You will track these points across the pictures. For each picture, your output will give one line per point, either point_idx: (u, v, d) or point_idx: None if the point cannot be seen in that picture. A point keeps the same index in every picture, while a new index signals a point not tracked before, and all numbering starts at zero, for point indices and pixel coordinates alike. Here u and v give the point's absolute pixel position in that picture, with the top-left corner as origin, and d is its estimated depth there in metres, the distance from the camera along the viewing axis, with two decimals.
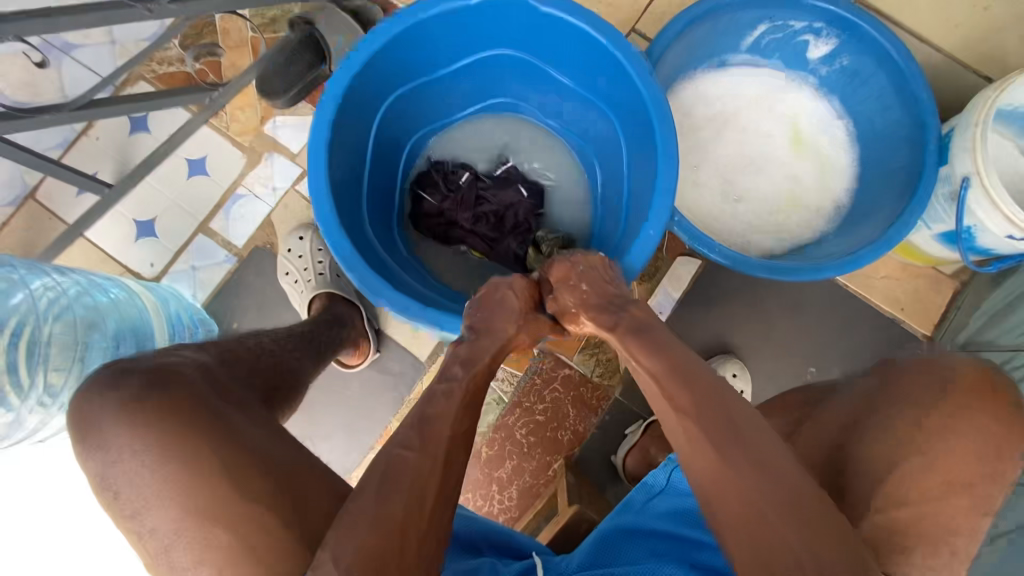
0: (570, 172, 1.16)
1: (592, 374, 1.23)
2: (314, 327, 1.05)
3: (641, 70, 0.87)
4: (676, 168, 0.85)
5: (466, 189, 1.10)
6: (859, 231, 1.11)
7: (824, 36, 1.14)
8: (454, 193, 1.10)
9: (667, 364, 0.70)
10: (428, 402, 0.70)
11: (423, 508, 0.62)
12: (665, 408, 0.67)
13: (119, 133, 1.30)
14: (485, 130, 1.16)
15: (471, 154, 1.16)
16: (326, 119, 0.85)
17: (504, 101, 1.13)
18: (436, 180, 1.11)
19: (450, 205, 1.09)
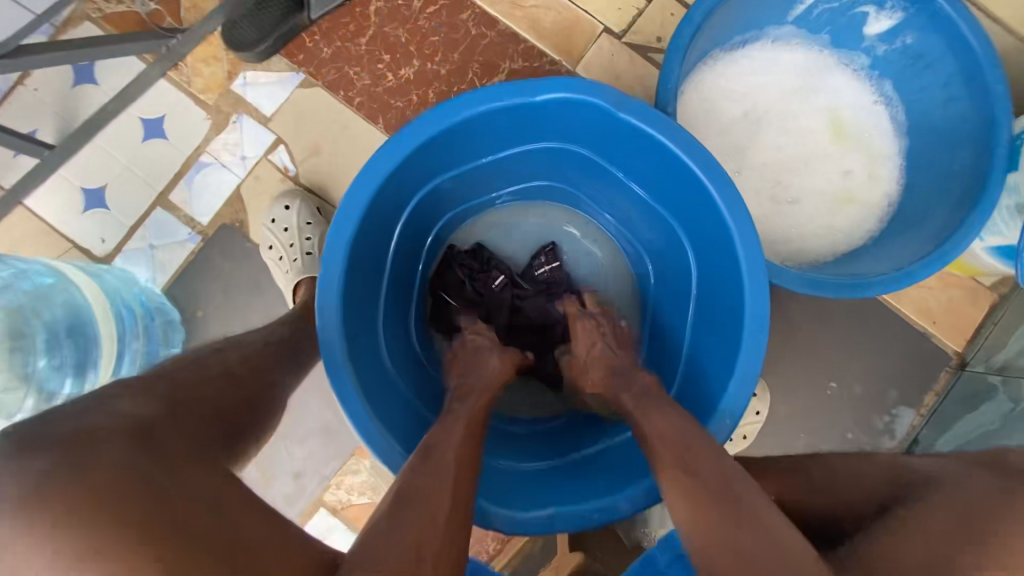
0: (620, 274, 1.06)
1: None
2: (294, 332, 0.95)
3: (733, 206, 0.76)
4: (762, 339, 0.74)
5: (500, 292, 1.01)
6: (908, 239, 0.98)
7: (888, 9, 1.00)
8: (485, 297, 1.01)
9: (670, 426, 0.69)
10: (427, 440, 0.69)
11: (431, 537, 0.57)
12: (670, 468, 0.65)
13: (61, 85, 1.12)
14: (527, 217, 1.06)
15: (510, 243, 1.08)
16: (347, 229, 0.78)
17: (551, 189, 1.02)
18: (462, 280, 1.01)
19: (479, 311, 1.01)
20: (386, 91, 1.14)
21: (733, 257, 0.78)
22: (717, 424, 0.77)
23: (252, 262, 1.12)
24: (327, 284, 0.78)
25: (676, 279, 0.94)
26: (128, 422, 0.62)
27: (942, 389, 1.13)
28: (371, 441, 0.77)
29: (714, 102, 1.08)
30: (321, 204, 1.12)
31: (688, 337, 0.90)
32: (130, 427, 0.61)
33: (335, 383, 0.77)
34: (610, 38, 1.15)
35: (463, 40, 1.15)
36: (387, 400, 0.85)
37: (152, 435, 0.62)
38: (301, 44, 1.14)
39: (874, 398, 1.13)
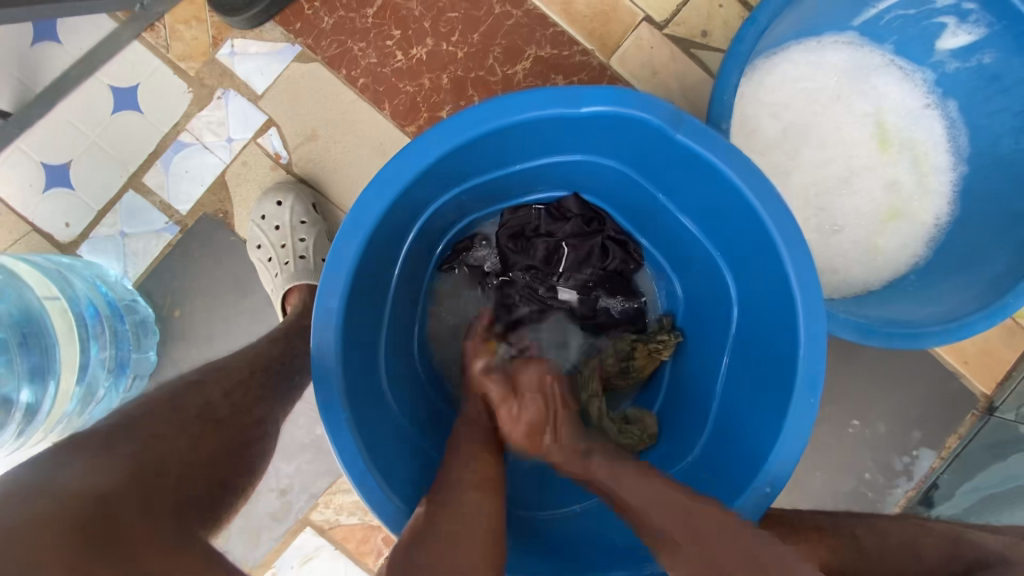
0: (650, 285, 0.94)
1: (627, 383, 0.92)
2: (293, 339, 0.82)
3: (795, 247, 0.66)
4: (814, 404, 0.66)
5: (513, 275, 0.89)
6: (960, 280, 0.89)
7: (971, 22, 0.88)
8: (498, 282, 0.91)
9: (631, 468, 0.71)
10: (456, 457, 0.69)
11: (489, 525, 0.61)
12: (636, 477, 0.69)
13: (17, 42, 0.97)
14: (532, 200, 0.89)
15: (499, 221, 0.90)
16: (348, 254, 0.67)
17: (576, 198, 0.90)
18: (472, 267, 0.90)
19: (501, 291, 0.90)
20: (394, 72, 1.00)
21: (788, 309, 0.69)
22: (753, 493, 0.68)
23: (235, 260, 0.99)
24: (326, 314, 0.67)
25: (710, 311, 0.85)
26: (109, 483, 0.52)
27: (965, 432, 1.07)
28: (373, 497, 0.66)
29: (757, 117, 0.96)
30: (317, 197, 1.00)
31: (721, 386, 0.81)
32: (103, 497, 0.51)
33: (329, 425, 0.65)
34: (650, 29, 1.02)
35: (484, 19, 1.01)
36: (391, 439, 0.74)
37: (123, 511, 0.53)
38: (299, 12, 1.00)
39: (896, 438, 1.08)
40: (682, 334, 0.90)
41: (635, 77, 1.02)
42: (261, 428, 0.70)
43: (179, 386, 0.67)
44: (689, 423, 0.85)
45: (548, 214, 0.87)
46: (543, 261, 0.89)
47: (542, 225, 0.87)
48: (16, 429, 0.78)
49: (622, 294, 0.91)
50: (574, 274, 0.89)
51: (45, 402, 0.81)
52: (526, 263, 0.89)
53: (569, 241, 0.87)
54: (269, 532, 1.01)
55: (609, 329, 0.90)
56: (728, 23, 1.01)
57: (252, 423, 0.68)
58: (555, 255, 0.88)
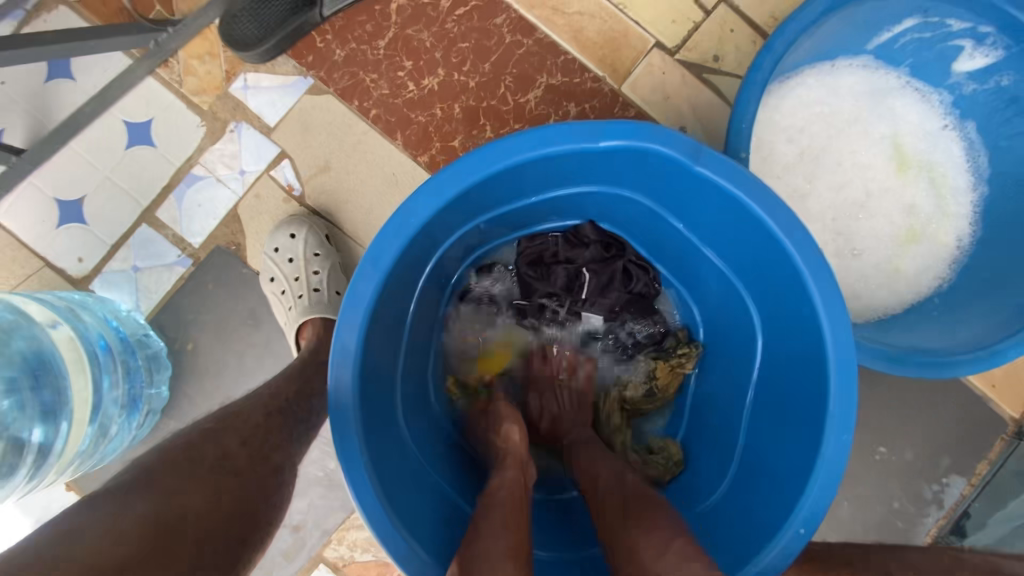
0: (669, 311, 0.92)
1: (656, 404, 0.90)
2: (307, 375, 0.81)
3: (823, 279, 0.65)
4: (847, 441, 0.64)
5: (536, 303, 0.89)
6: (987, 305, 0.87)
7: (988, 45, 0.88)
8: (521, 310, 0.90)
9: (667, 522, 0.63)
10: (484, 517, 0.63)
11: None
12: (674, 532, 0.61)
13: (32, 79, 0.97)
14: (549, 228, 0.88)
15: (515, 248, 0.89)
16: (366, 293, 0.66)
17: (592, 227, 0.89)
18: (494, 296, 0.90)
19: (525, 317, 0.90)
20: (406, 103, 1.00)
21: (816, 341, 0.67)
22: (786, 535, 0.65)
23: (248, 293, 0.99)
24: (344, 353, 0.66)
25: (733, 339, 0.83)
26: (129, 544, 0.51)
27: (995, 458, 1.04)
28: (391, 542, 0.64)
29: (772, 142, 0.95)
30: (329, 228, 0.99)
31: (746, 418, 0.79)
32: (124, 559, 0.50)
33: (347, 468, 0.64)
34: (662, 55, 1.01)
35: (495, 48, 1.01)
36: (408, 477, 0.73)
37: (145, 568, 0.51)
38: (311, 45, 1.00)
39: (924, 465, 1.05)
40: (702, 344, 0.89)
41: (647, 103, 1.01)
42: (277, 472, 0.68)
43: (195, 431, 0.65)
44: (713, 455, 0.82)
45: (566, 241, 0.86)
46: (565, 289, 0.88)
47: (561, 251, 0.86)
48: (29, 472, 0.76)
49: (647, 317, 0.89)
50: (597, 300, 0.88)
51: (57, 442, 0.79)
52: (547, 291, 0.88)
53: (589, 267, 0.86)
54: (282, 570, 0.99)
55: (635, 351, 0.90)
56: (740, 47, 1.01)
57: (271, 469, 0.66)
58: (576, 282, 0.88)
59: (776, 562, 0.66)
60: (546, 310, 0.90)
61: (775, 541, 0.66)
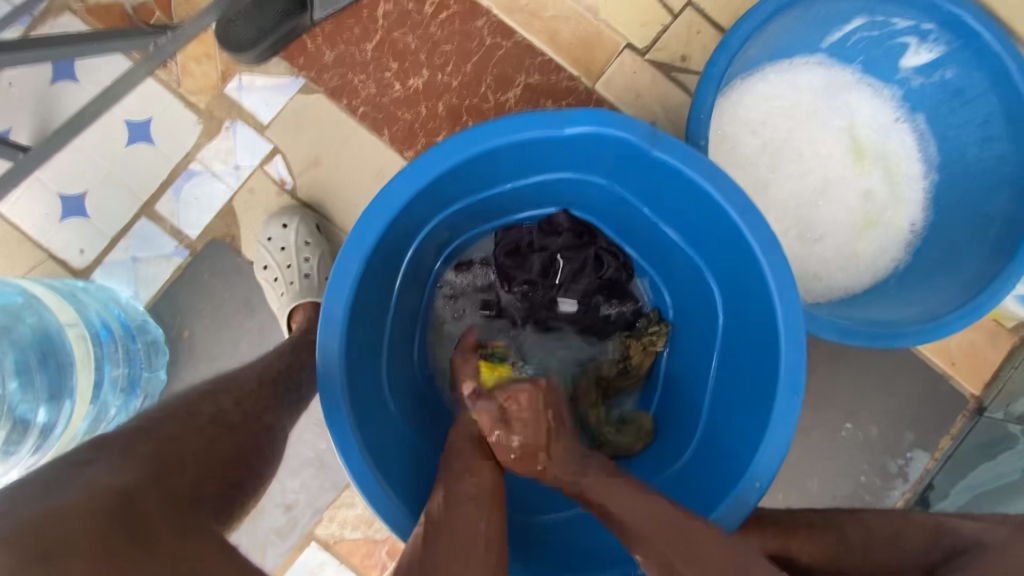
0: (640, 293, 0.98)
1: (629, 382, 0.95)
2: (299, 353, 0.85)
3: (772, 253, 0.70)
4: (798, 401, 0.69)
5: (515, 292, 0.95)
6: (938, 283, 0.93)
7: (930, 41, 0.94)
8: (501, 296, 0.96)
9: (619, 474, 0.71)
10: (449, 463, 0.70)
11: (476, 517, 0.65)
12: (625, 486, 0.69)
13: (38, 81, 1.03)
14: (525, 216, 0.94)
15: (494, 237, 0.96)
16: (351, 268, 0.71)
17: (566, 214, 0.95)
18: (475, 286, 0.96)
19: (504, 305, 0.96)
20: (392, 101, 1.07)
21: (768, 311, 0.72)
22: (743, 491, 0.70)
23: (243, 281, 1.04)
24: (330, 326, 0.70)
25: (698, 317, 0.89)
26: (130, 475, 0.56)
27: (958, 433, 1.09)
28: (376, 500, 0.69)
29: (735, 135, 1.01)
30: (320, 220, 1.04)
31: (710, 390, 0.85)
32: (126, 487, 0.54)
33: (333, 431, 0.69)
34: (633, 55, 1.08)
35: (476, 50, 1.07)
36: (393, 445, 0.77)
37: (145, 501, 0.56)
38: (302, 47, 1.06)
39: (889, 441, 1.10)
40: (671, 322, 0.95)
41: (620, 100, 1.08)
42: (268, 437, 0.72)
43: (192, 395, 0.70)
44: (683, 428, 0.87)
45: (541, 230, 0.92)
46: (541, 277, 0.93)
47: (535, 240, 0.92)
48: (33, 445, 0.82)
49: (619, 302, 0.95)
50: (571, 286, 0.93)
51: (59, 421, 0.84)
52: (524, 278, 0.93)
53: (562, 253, 0.91)
54: (275, 548, 1.03)
55: (608, 335, 0.95)
56: (706, 48, 1.08)
57: (261, 429, 0.71)
58: (552, 270, 0.93)
59: (735, 515, 0.70)
60: (524, 298, 0.95)
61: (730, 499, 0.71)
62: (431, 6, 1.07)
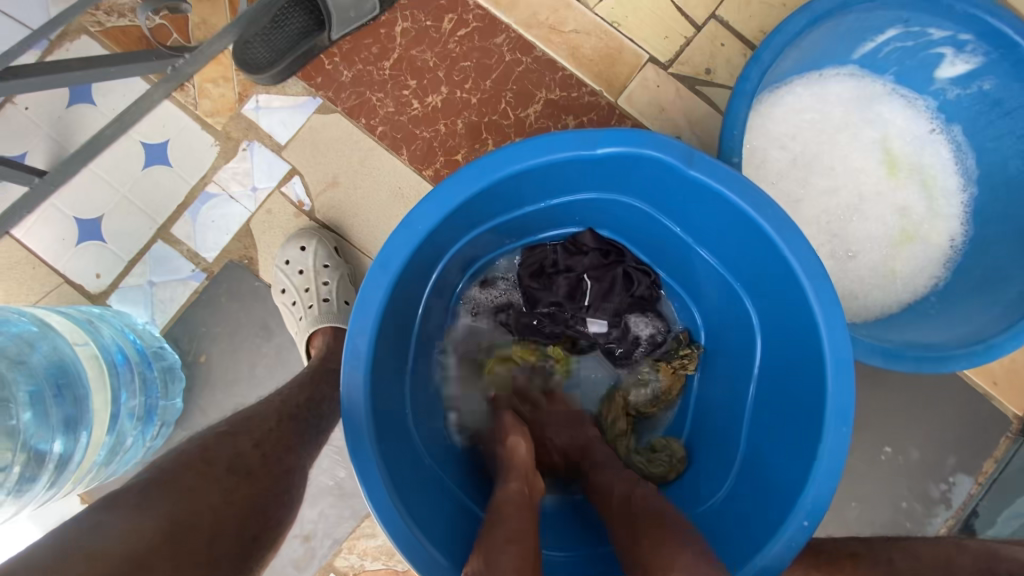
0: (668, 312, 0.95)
1: (658, 405, 0.93)
2: (318, 382, 0.82)
3: (816, 277, 0.67)
4: (846, 432, 0.66)
5: (540, 315, 0.93)
6: (983, 302, 0.89)
7: (967, 52, 0.90)
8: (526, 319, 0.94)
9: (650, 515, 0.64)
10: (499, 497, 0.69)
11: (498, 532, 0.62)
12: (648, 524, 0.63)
13: (54, 104, 1.02)
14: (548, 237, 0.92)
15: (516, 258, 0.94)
16: (375, 298, 0.68)
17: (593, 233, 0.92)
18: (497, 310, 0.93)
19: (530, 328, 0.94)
20: (411, 119, 1.05)
21: (812, 336, 0.69)
22: (791, 529, 0.67)
23: (260, 305, 1.01)
24: (354, 358, 0.68)
25: (731, 340, 0.86)
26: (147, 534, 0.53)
27: (1001, 457, 1.05)
28: (404, 541, 0.66)
29: (764, 149, 0.98)
30: (338, 241, 1.02)
31: (747, 416, 0.81)
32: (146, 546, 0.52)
33: (359, 469, 0.66)
34: (655, 69, 1.06)
35: (496, 66, 1.05)
36: (418, 480, 0.75)
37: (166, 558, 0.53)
38: (320, 66, 1.05)
39: (930, 465, 1.05)
40: (703, 345, 0.92)
41: (643, 115, 1.05)
42: (290, 474, 0.69)
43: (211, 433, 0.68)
44: (717, 456, 0.84)
45: (566, 249, 0.89)
46: (568, 297, 0.90)
47: (560, 260, 0.89)
48: (49, 479, 0.79)
49: (648, 321, 0.92)
50: (600, 307, 0.90)
51: (76, 453, 0.81)
52: (551, 299, 0.90)
53: (589, 274, 0.89)
54: None
55: (637, 356, 0.92)
56: (731, 60, 1.05)
57: (282, 472, 0.68)
58: (580, 291, 0.90)
59: (783, 555, 0.67)
60: (550, 320, 0.93)
61: (777, 537, 0.67)
62: (449, 22, 1.05)
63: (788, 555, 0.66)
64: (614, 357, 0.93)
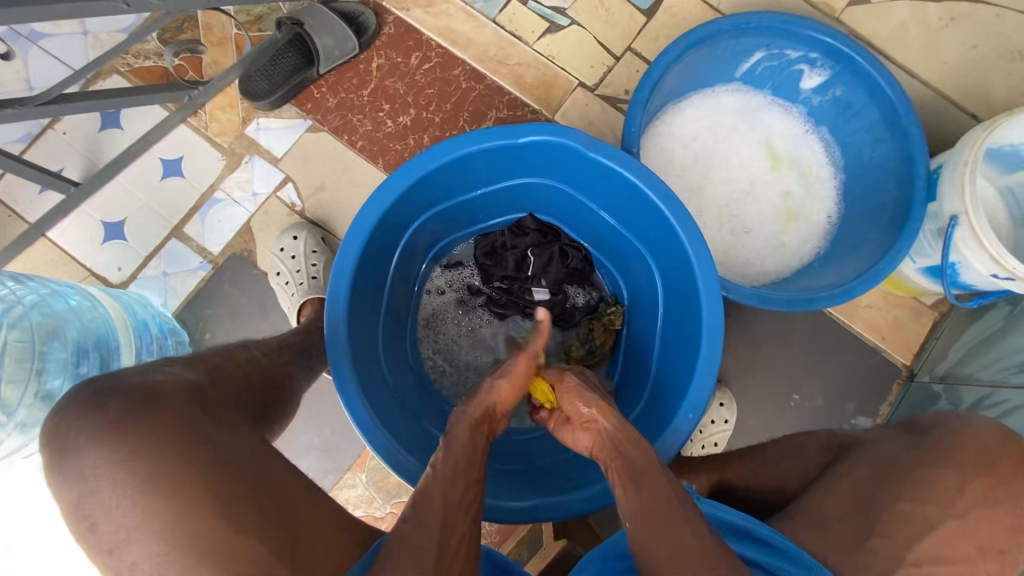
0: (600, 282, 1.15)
1: (595, 357, 1.11)
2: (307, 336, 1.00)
3: (689, 229, 0.87)
4: (718, 344, 0.85)
5: (494, 288, 1.12)
6: (849, 260, 1.11)
7: (819, 67, 1.14)
8: (483, 293, 1.14)
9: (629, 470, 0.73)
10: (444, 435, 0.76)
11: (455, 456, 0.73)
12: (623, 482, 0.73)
13: (88, 128, 1.23)
14: (498, 222, 1.13)
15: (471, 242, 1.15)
16: (352, 252, 0.87)
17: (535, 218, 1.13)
18: (460, 285, 1.14)
19: (488, 299, 1.13)
20: (385, 135, 1.27)
21: (692, 274, 0.89)
22: (680, 423, 0.85)
23: (257, 288, 1.20)
24: (335, 300, 0.86)
25: (646, 296, 1.06)
26: (187, 378, 0.70)
27: (894, 399, 1.22)
28: (376, 444, 0.83)
29: (671, 150, 1.21)
30: (325, 234, 1.22)
31: (658, 352, 1.00)
32: (189, 384, 0.69)
33: (339, 383, 0.84)
34: (584, 90, 1.30)
35: (454, 92, 1.29)
36: (388, 408, 0.93)
37: (202, 397, 0.69)
38: (310, 95, 1.28)
39: (833, 409, 1.23)
40: (626, 305, 1.12)
41: (575, 127, 1.29)
42: (284, 395, 0.86)
43: (224, 349, 0.85)
44: (637, 391, 1.03)
45: (511, 231, 1.09)
46: (516, 271, 1.09)
47: (508, 240, 1.09)
48: None
49: (582, 289, 1.11)
50: (542, 278, 1.09)
51: None
52: (501, 273, 1.10)
53: (532, 249, 1.08)
54: None
55: (575, 318, 1.11)
56: None
57: (280, 388, 0.85)
58: (525, 266, 1.09)
59: (674, 444, 0.86)
60: (503, 292, 1.12)
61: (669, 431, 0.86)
62: (416, 58, 1.30)
63: (678, 446, 0.85)
64: (558, 320, 1.11)
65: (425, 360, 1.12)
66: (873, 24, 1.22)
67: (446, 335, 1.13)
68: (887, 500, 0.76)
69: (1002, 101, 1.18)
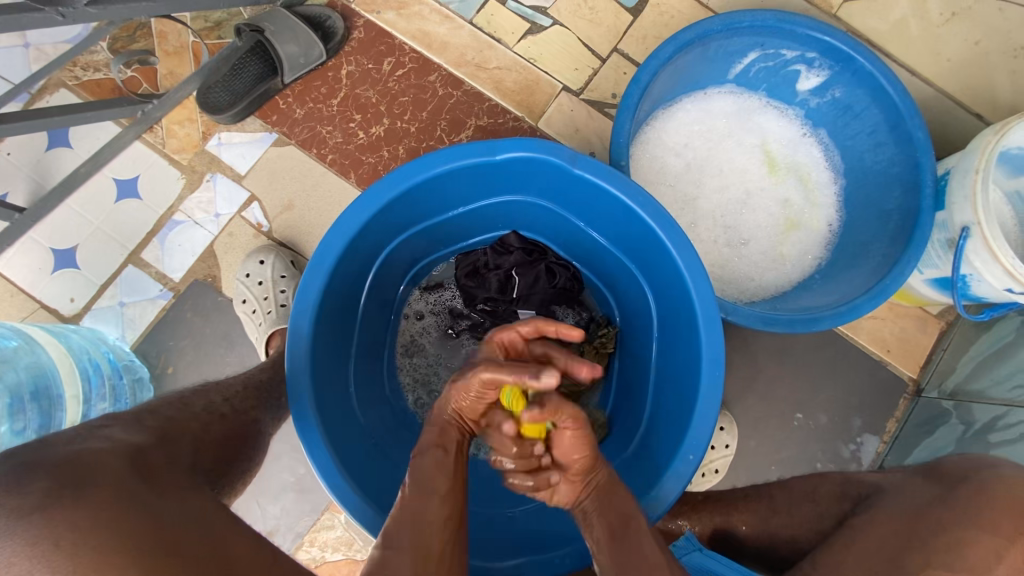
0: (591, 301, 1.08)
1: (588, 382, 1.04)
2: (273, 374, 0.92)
3: (685, 251, 0.80)
4: (718, 377, 0.77)
5: (476, 311, 1.04)
6: (853, 274, 1.04)
7: (817, 67, 1.07)
8: (465, 315, 1.05)
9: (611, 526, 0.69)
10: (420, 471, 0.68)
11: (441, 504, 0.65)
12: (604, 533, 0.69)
13: (34, 148, 1.14)
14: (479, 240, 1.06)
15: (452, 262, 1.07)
16: (315, 286, 0.79)
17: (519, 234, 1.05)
18: (440, 307, 1.06)
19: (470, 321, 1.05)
20: (357, 148, 1.19)
21: (689, 299, 0.82)
22: (680, 464, 0.78)
23: (223, 317, 1.12)
24: (297, 339, 0.78)
25: (639, 318, 0.99)
26: (126, 444, 0.62)
27: (901, 415, 1.16)
28: (345, 500, 0.76)
29: (662, 158, 1.13)
30: (294, 256, 1.14)
31: (654, 379, 0.93)
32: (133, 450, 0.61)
33: (303, 433, 0.76)
34: (569, 95, 1.22)
35: (431, 100, 1.21)
36: (360, 455, 0.85)
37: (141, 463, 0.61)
38: (275, 106, 1.19)
39: (838, 428, 1.17)
40: (618, 326, 1.05)
41: (561, 134, 1.21)
42: (244, 445, 0.79)
43: (175, 397, 0.76)
44: (633, 420, 0.96)
45: (494, 250, 1.01)
46: (500, 292, 1.01)
47: (490, 260, 1.00)
48: None
49: (571, 309, 1.03)
50: (528, 300, 1.00)
51: None
52: (484, 295, 1.01)
53: (516, 270, 0.99)
54: None
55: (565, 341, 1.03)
56: None
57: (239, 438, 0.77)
58: (509, 287, 1.00)
59: (674, 487, 0.79)
60: (485, 314, 1.03)
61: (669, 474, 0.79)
62: (388, 64, 1.21)
63: (678, 490, 0.78)
64: None
65: (405, 391, 1.04)
66: (872, 20, 1.16)
67: (425, 362, 1.05)
68: (907, 550, 0.70)
69: (1007, 100, 1.12)
